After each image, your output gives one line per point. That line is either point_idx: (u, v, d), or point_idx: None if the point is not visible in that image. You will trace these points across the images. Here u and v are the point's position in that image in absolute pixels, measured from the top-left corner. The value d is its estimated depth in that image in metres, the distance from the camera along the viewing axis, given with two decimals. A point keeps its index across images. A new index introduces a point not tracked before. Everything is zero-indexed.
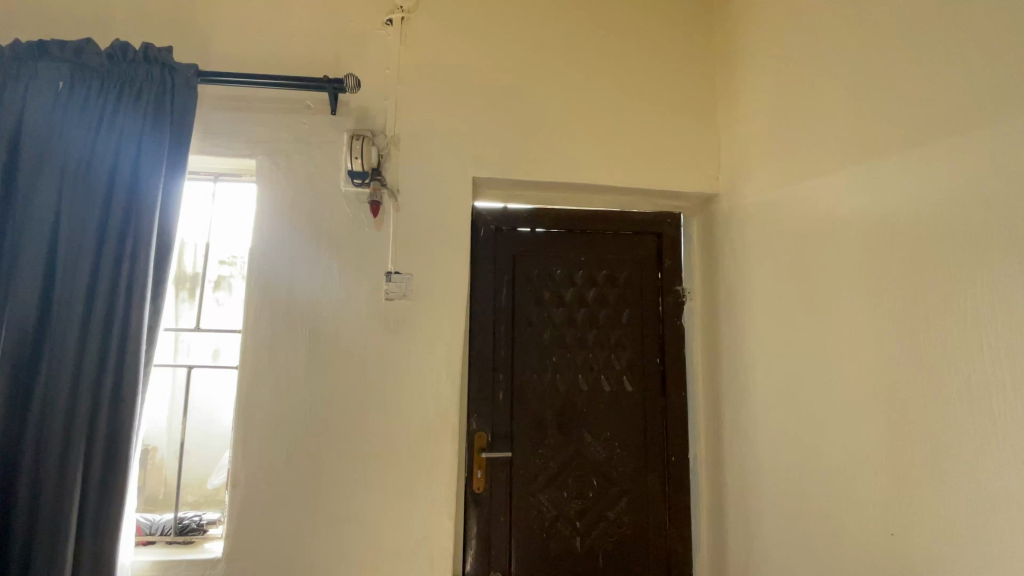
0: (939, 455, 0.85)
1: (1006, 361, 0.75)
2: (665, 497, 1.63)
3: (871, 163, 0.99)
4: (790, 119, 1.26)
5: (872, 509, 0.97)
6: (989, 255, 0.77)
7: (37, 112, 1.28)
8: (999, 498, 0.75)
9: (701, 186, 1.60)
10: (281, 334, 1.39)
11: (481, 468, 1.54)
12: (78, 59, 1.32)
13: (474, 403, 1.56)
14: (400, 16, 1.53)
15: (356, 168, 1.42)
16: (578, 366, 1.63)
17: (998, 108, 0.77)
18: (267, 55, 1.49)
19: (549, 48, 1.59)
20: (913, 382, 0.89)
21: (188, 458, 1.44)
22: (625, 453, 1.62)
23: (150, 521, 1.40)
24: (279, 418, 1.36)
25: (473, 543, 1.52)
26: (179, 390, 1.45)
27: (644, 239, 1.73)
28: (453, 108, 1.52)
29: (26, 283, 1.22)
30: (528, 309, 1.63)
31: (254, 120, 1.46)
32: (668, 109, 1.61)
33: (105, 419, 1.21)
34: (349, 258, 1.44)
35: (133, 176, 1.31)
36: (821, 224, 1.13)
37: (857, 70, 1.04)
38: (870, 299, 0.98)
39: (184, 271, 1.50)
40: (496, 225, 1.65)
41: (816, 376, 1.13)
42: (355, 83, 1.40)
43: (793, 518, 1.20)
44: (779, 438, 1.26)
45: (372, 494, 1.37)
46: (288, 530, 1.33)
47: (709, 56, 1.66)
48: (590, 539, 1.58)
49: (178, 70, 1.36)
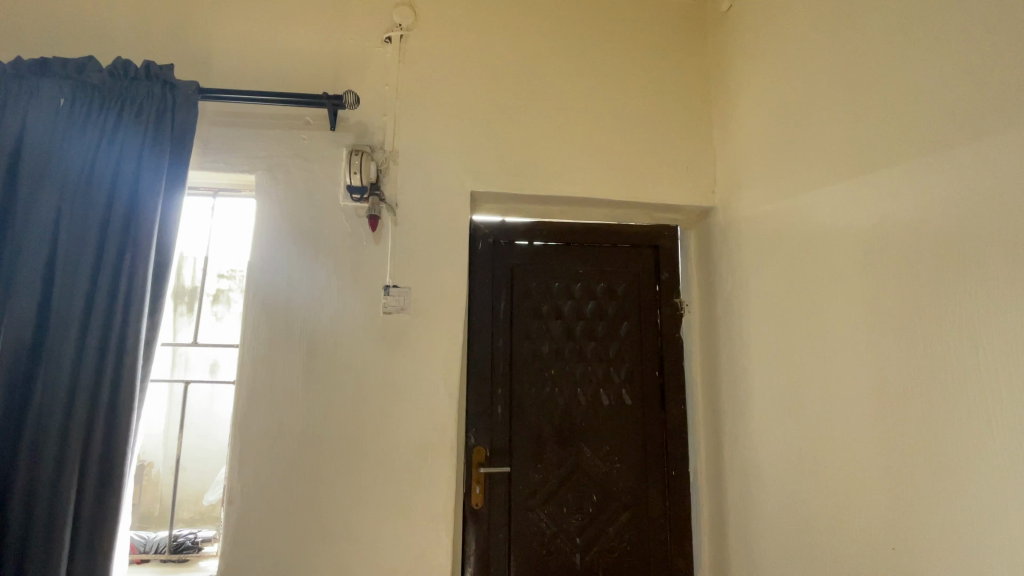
0: (939, 469, 0.83)
1: (1005, 372, 0.75)
2: (666, 512, 1.61)
3: (867, 176, 1.00)
4: (785, 131, 1.28)
5: (874, 524, 0.95)
6: (986, 266, 0.78)
7: (38, 127, 1.29)
8: (1001, 511, 0.74)
9: (697, 199, 1.61)
10: (278, 348, 1.38)
11: (480, 484, 1.52)
12: (79, 77, 1.34)
13: (473, 416, 1.55)
14: (400, 33, 1.55)
15: (354, 183, 1.43)
16: (578, 379, 1.63)
17: (992, 123, 0.78)
18: (267, 71, 1.50)
19: (548, 65, 1.61)
20: (912, 391, 0.89)
21: (183, 474, 1.42)
22: (625, 467, 1.61)
23: (144, 539, 1.39)
24: (277, 432, 1.35)
25: (471, 559, 1.50)
26: (175, 405, 1.44)
27: (643, 251, 1.74)
28: (451, 122, 1.54)
29: (24, 294, 1.22)
30: (526, 321, 1.63)
31: (254, 136, 1.47)
32: (664, 123, 1.63)
33: (101, 430, 1.20)
34: (347, 270, 1.44)
35: (133, 190, 1.32)
36: (817, 234, 1.14)
37: (852, 83, 1.06)
38: (868, 311, 0.98)
39: (184, 285, 1.50)
40: (494, 238, 1.65)
41: (816, 387, 1.12)
42: (355, 98, 1.42)
43: (794, 531, 1.18)
44: (779, 450, 1.25)
45: (369, 508, 1.35)
46: (282, 548, 1.31)
47: (704, 72, 1.68)
48: (590, 555, 1.56)
49: (178, 87, 1.37)
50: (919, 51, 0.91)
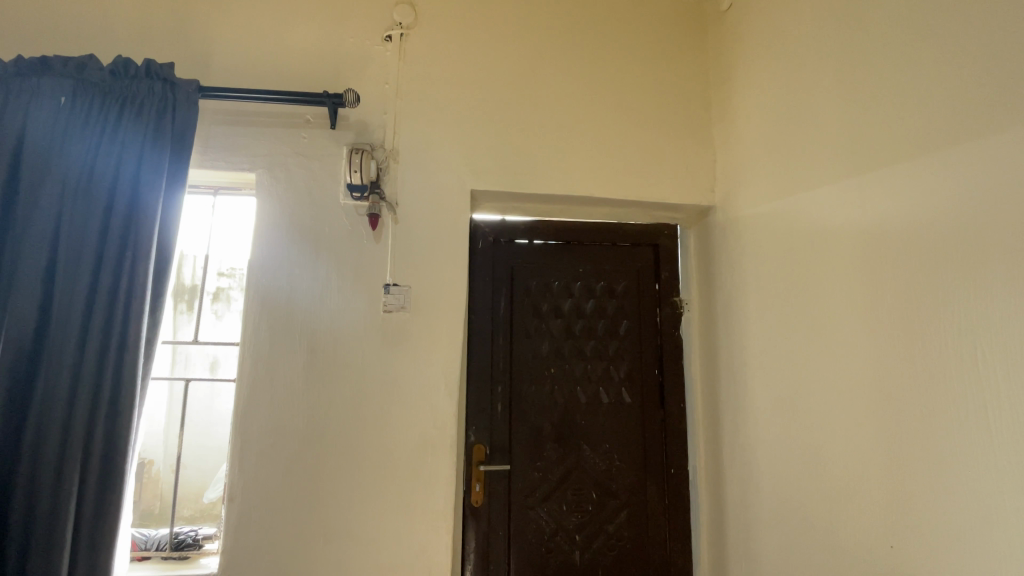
0: (938, 467, 0.83)
1: (1005, 370, 0.75)
2: (665, 510, 1.61)
3: (867, 176, 1.00)
4: (784, 130, 1.28)
5: (873, 522, 0.95)
6: (986, 265, 0.78)
7: (39, 125, 1.30)
8: (1000, 509, 0.74)
9: (697, 198, 1.61)
10: (279, 346, 1.39)
11: (480, 481, 1.52)
12: (80, 75, 1.34)
13: (473, 414, 1.55)
14: (400, 32, 1.55)
15: (355, 181, 1.43)
16: (578, 378, 1.63)
17: (993, 123, 0.78)
18: (267, 70, 1.50)
19: (548, 64, 1.61)
20: (912, 390, 0.89)
21: (184, 472, 1.42)
22: (625, 465, 1.61)
23: (145, 537, 1.39)
24: (277, 430, 1.35)
25: (471, 557, 1.50)
26: (175, 402, 1.44)
27: (643, 250, 1.74)
28: (451, 121, 1.54)
29: (25, 292, 1.22)
30: (526, 320, 1.63)
31: (255, 134, 1.47)
32: (664, 122, 1.63)
33: (102, 428, 1.20)
34: (347, 268, 1.44)
35: (134, 188, 1.32)
36: (816, 233, 1.14)
37: (852, 83, 1.06)
38: (868, 310, 0.98)
39: (184, 283, 1.51)
40: (494, 237, 1.65)
41: (816, 386, 1.12)
42: (355, 96, 1.41)
43: (794, 529, 1.18)
44: (778, 448, 1.25)
45: (369, 505, 1.35)
46: (283, 545, 1.31)
47: (704, 72, 1.69)
48: (590, 552, 1.56)
49: (179, 85, 1.37)
50: (918, 52, 0.91)
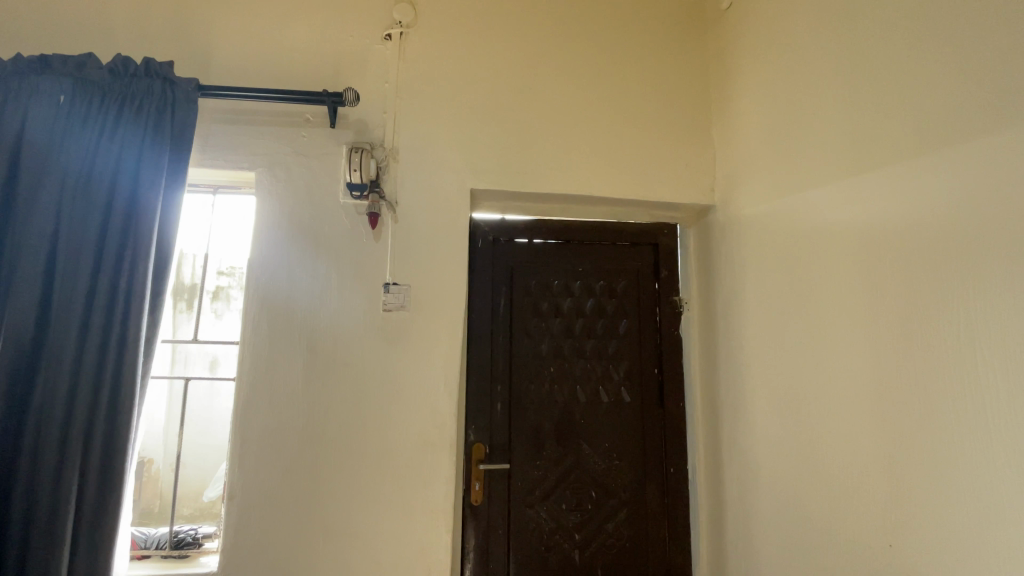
0: (936, 466, 0.84)
1: (1004, 369, 0.75)
2: (665, 508, 1.61)
3: (866, 175, 1.00)
4: (784, 129, 1.28)
5: (872, 520, 0.95)
6: (985, 265, 0.78)
7: (37, 124, 1.29)
8: (998, 508, 0.74)
9: (697, 197, 1.61)
10: (278, 345, 1.39)
11: (480, 480, 1.52)
12: (79, 73, 1.34)
13: (473, 413, 1.55)
14: (400, 31, 1.55)
15: (355, 180, 1.43)
16: (577, 377, 1.63)
17: (992, 122, 0.78)
18: (266, 69, 1.50)
19: (548, 62, 1.61)
20: (911, 389, 0.89)
21: (183, 471, 1.43)
22: (625, 464, 1.61)
23: (145, 535, 1.39)
24: (277, 428, 1.35)
25: (471, 555, 1.50)
26: (175, 401, 1.44)
27: (642, 250, 1.74)
28: (451, 120, 1.54)
29: (25, 291, 1.22)
30: (526, 319, 1.63)
31: (254, 133, 1.47)
32: (664, 120, 1.63)
33: (102, 427, 1.20)
34: (347, 267, 1.44)
35: (133, 187, 1.32)
36: (816, 232, 1.14)
37: (851, 82, 1.06)
38: (867, 310, 0.98)
39: (183, 281, 1.51)
40: (493, 236, 1.65)
41: (815, 385, 1.12)
42: (354, 95, 1.41)
43: (793, 527, 1.18)
44: (777, 447, 1.25)
45: (368, 503, 1.35)
46: (282, 544, 1.32)
47: (704, 71, 1.68)
48: (590, 551, 1.56)
49: (179, 84, 1.37)
50: (918, 51, 0.91)
